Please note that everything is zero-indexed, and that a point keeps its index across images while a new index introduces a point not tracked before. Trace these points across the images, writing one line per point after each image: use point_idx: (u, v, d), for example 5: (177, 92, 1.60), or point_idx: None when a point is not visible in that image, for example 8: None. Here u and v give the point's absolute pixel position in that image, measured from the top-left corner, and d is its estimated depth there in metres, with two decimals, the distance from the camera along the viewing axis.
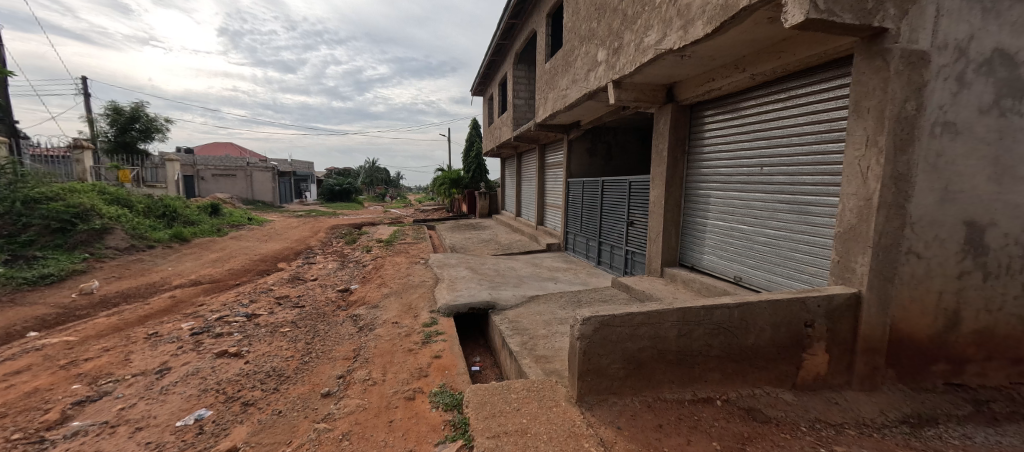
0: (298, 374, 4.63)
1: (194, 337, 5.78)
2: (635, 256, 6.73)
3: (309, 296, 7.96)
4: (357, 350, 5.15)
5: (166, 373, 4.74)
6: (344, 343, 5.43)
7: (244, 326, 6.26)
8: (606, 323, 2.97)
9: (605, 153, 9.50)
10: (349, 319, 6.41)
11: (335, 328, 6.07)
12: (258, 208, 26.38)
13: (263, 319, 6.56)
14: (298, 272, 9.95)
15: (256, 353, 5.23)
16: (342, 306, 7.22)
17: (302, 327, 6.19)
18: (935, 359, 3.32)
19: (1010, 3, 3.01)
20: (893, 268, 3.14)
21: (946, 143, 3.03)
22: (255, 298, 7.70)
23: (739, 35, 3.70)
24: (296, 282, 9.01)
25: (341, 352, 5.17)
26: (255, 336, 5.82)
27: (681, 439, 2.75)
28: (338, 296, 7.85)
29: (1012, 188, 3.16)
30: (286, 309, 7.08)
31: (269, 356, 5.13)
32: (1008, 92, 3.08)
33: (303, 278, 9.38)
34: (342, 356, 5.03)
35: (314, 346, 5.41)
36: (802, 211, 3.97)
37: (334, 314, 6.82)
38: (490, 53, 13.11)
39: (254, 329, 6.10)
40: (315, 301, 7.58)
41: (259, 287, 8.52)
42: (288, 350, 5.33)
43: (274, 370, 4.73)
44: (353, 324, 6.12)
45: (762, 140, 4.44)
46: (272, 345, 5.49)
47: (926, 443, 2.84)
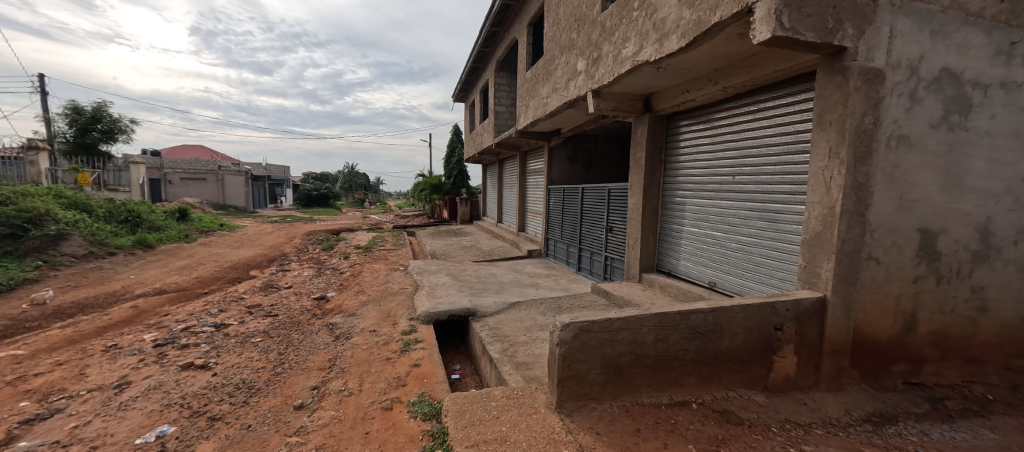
0: (269, 386, 4.51)
1: (158, 349, 5.57)
2: (614, 262, 6.84)
3: (282, 304, 7.78)
4: (333, 360, 5.06)
5: (126, 387, 4.55)
6: (319, 353, 5.33)
7: (213, 336, 6.07)
8: (585, 329, 3.02)
9: (586, 160, 9.65)
10: (325, 328, 6.29)
11: (310, 338, 5.94)
12: (231, 213, 25.63)
13: (233, 329, 6.38)
14: (271, 280, 9.72)
15: (225, 365, 5.08)
16: (318, 315, 7.08)
17: (275, 337, 6.03)
18: (894, 360, 3.51)
19: (956, 26, 3.25)
20: (855, 273, 3.30)
21: (901, 155, 3.23)
22: (225, 307, 7.48)
23: (711, 49, 3.84)
24: (269, 290, 8.79)
25: (316, 362, 5.07)
26: (224, 347, 5.64)
27: (658, 443, 2.81)
28: (314, 304, 7.71)
29: (960, 197, 3.38)
30: (258, 318, 6.90)
31: (239, 368, 4.99)
32: (956, 109, 3.31)
33: (276, 286, 9.16)
34: (317, 366, 4.94)
35: (287, 356, 5.29)
36: (772, 218, 4.12)
37: (309, 323, 6.68)
38: (471, 60, 13.21)
39: (223, 340, 5.92)
40: (289, 310, 7.41)
41: (229, 295, 8.27)
42: (259, 361, 5.20)
43: (243, 382, 4.60)
44: (329, 334, 6.01)
45: (733, 150, 4.61)
46: (242, 356, 5.34)
47: (888, 440, 2.97)
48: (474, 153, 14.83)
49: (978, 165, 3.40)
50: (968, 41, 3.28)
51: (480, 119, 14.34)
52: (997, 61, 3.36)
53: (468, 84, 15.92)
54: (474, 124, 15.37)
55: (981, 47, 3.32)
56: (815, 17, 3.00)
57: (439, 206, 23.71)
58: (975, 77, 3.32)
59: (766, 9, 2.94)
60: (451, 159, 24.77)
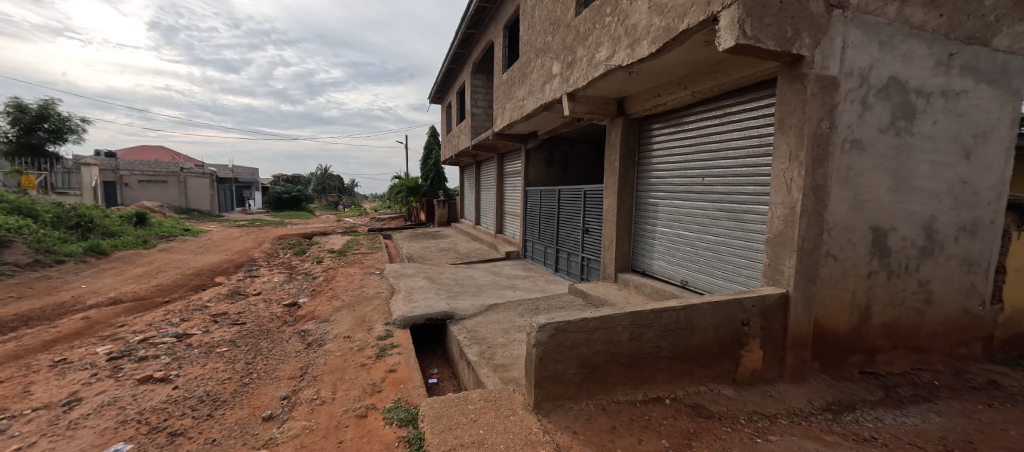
0: (236, 398, 4.38)
1: (113, 362, 5.31)
2: (591, 263, 6.97)
3: (251, 311, 7.55)
4: (304, 368, 4.96)
5: (76, 405, 4.33)
6: (290, 362, 5.21)
7: (174, 347, 5.84)
8: (561, 329, 3.08)
9: (562, 162, 9.78)
10: (296, 335, 6.14)
11: (281, 346, 5.80)
12: (195, 218, 24.62)
13: (197, 339, 6.15)
14: (238, 286, 9.40)
15: (187, 377, 4.90)
16: (288, 322, 6.91)
17: (242, 346, 5.85)
18: (851, 351, 3.72)
19: (902, 38, 3.48)
20: (815, 269, 3.48)
21: (854, 158, 3.44)
22: (187, 316, 7.20)
23: (680, 55, 3.97)
24: (235, 298, 8.50)
25: (287, 371, 4.95)
26: (187, 358, 5.44)
27: (633, 439, 2.89)
28: (285, 311, 7.51)
29: (908, 197, 3.62)
30: (223, 327, 6.68)
31: (202, 380, 4.82)
32: (902, 115, 3.54)
33: (244, 293, 8.87)
34: (287, 376, 4.83)
35: (255, 366, 5.14)
36: (739, 218, 4.29)
37: (279, 331, 6.51)
38: (447, 62, 13.17)
39: (186, 351, 5.70)
40: (258, 318, 7.19)
41: (193, 304, 7.96)
42: (225, 372, 5.03)
43: (207, 395, 4.45)
44: (301, 341, 5.88)
45: (702, 153, 4.78)
46: (206, 368, 5.16)
47: (846, 427, 3.15)
48: (451, 155, 14.77)
49: (923, 167, 3.65)
50: (912, 52, 3.52)
51: (456, 121, 14.29)
52: (938, 71, 3.62)
53: (445, 85, 15.86)
54: (451, 126, 15.30)
55: (923, 57, 3.57)
56: (775, 26, 3.14)
57: (416, 208, 23.48)
58: (918, 86, 3.57)
59: (729, 18, 3.07)
60: (428, 161, 24.57)
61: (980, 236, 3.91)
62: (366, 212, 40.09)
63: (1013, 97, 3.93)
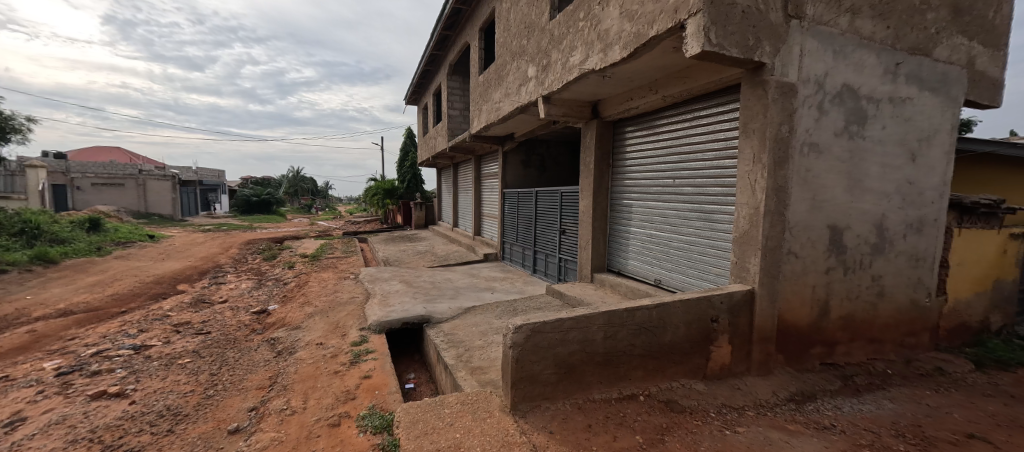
0: (199, 411, 4.23)
1: (61, 378, 5.04)
2: (568, 263, 7.06)
3: (216, 320, 7.30)
4: (274, 377, 4.84)
5: (19, 425, 4.08)
6: (258, 371, 5.07)
7: (131, 360, 5.58)
8: (537, 330, 3.12)
9: (539, 164, 9.89)
10: (265, 344, 5.98)
11: (249, 355, 5.63)
12: (156, 223, 23.52)
13: (156, 350, 5.90)
14: (203, 294, 9.05)
15: (145, 392, 4.69)
16: (257, 330, 6.72)
17: (206, 357, 5.65)
18: (813, 344, 3.91)
19: (853, 48, 3.70)
20: (777, 267, 3.64)
21: (812, 160, 3.63)
22: (146, 327, 6.89)
23: (651, 60, 4.09)
24: (200, 307, 8.18)
25: (255, 381, 4.82)
26: (145, 371, 5.21)
27: (608, 436, 2.95)
28: (253, 319, 7.29)
29: (861, 196, 3.85)
30: (185, 337, 6.43)
31: (162, 394, 4.63)
32: (855, 120, 3.77)
33: (209, 301, 8.54)
34: (255, 386, 4.69)
35: (220, 377, 4.98)
36: (708, 218, 4.44)
37: (246, 339, 6.31)
38: (423, 63, 13.08)
39: (145, 363, 5.46)
40: (224, 326, 6.95)
41: (152, 314, 7.62)
42: (188, 384, 4.85)
43: (167, 409, 4.28)
44: (270, 349, 5.73)
45: (673, 156, 4.93)
46: (166, 381, 4.96)
47: (808, 416, 3.33)
48: (427, 157, 14.63)
49: (874, 169, 3.89)
50: (863, 61, 3.75)
51: (433, 123, 14.20)
52: (886, 79, 3.86)
53: (421, 87, 15.76)
54: (428, 127, 15.19)
55: (873, 66, 3.80)
56: (738, 34, 3.28)
57: (392, 211, 23.18)
58: (869, 93, 3.80)
59: (696, 25, 3.17)
60: (404, 163, 24.33)
61: (926, 233, 4.20)
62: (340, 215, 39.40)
63: (953, 104, 4.23)
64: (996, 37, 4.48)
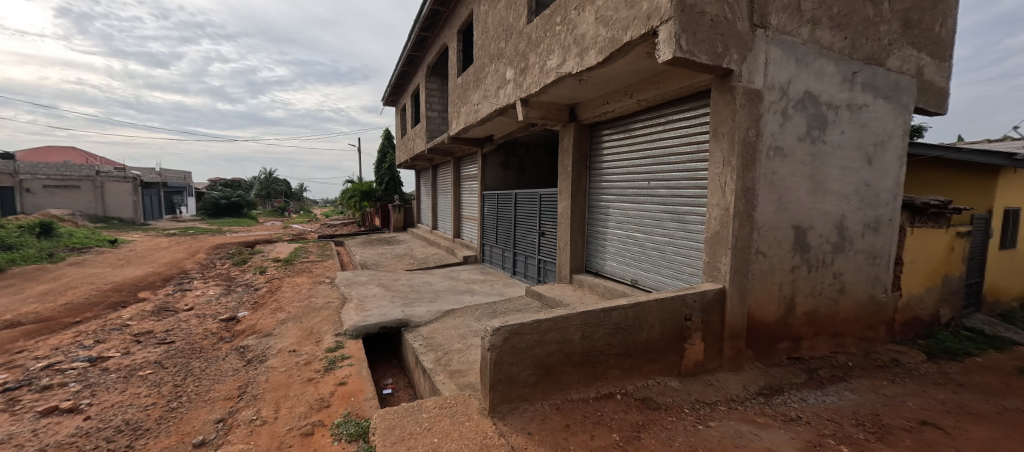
0: (161, 425, 4.07)
1: (8, 395, 4.76)
2: (547, 265, 7.12)
3: (180, 329, 7.03)
4: (243, 387, 4.70)
5: None
6: (226, 381, 4.91)
7: (86, 372, 5.32)
8: (515, 332, 3.15)
9: (519, 166, 9.93)
10: (234, 352, 5.80)
11: (216, 364, 5.45)
12: (115, 227, 22.42)
13: (114, 362, 5.64)
14: (166, 302, 8.69)
15: (101, 406, 4.48)
16: (225, 338, 6.51)
17: (170, 367, 5.45)
18: (780, 339, 4.08)
19: (813, 57, 3.89)
20: (746, 266, 3.79)
21: (777, 164, 3.80)
22: (103, 337, 6.57)
23: (626, 65, 4.19)
24: (162, 315, 7.85)
25: (222, 391, 4.67)
26: (102, 384, 4.98)
27: (585, 435, 3.00)
28: (221, 327, 7.06)
29: (822, 198, 4.05)
30: (147, 348, 6.17)
31: (121, 408, 4.44)
32: (817, 125, 3.96)
33: (173, 309, 8.21)
34: (223, 397, 4.55)
35: (185, 389, 4.80)
36: (681, 220, 4.57)
37: (214, 348, 6.11)
38: (401, 64, 12.97)
39: (101, 376, 5.21)
40: (189, 335, 6.71)
41: (109, 324, 7.27)
42: (149, 397, 4.66)
43: (126, 424, 4.10)
44: (239, 358, 5.57)
45: (647, 158, 5.05)
46: (125, 394, 4.75)
47: (776, 409, 3.47)
48: (406, 158, 14.49)
49: (834, 172, 4.09)
50: (823, 70, 3.95)
51: (411, 124, 14.08)
52: (844, 86, 4.08)
53: (399, 88, 15.60)
54: (406, 129, 15.05)
55: (832, 74, 4.00)
56: (707, 42, 3.40)
57: (369, 213, 22.82)
58: (828, 100, 4.01)
59: (667, 32, 3.27)
60: (382, 164, 24.02)
61: (882, 232, 4.44)
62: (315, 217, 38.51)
63: (904, 111, 4.51)
64: (942, 49, 4.79)
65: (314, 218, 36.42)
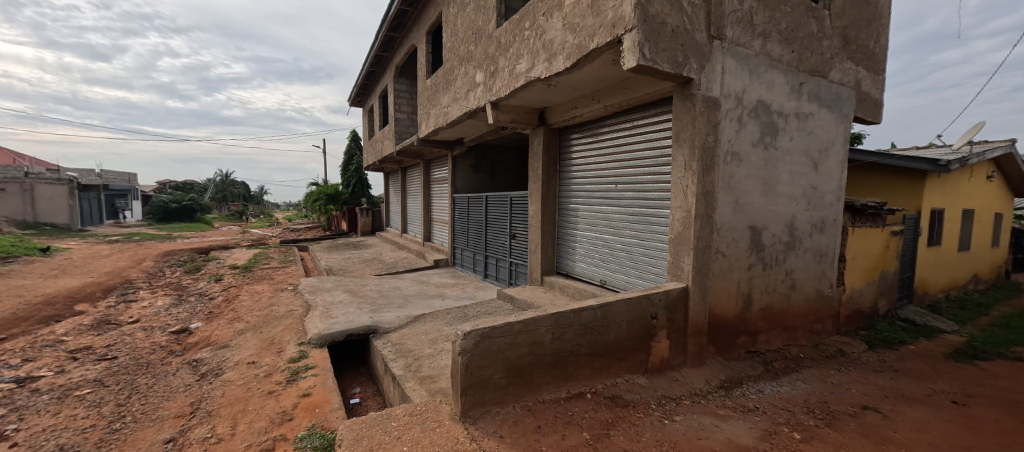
0: (101, 448, 3.80)
1: None
2: (518, 267, 7.18)
3: (124, 343, 6.60)
4: (195, 403, 4.46)
5: None
6: (177, 398, 4.65)
7: (13, 395, 4.90)
8: (486, 335, 3.18)
9: (489, 169, 9.98)
10: (186, 367, 5.50)
11: (165, 380, 5.15)
12: (48, 234, 20.71)
13: (46, 382, 5.22)
14: (108, 315, 8.12)
15: (31, 431, 4.13)
16: (176, 351, 6.16)
17: (112, 385, 5.10)
18: (739, 334, 4.29)
19: (765, 68, 4.16)
20: (707, 265, 3.98)
21: (734, 168, 4.03)
22: (34, 355, 6.07)
23: (593, 71, 4.33)
24: (103, 329, 7.33)
25: (172, 409, 4.41)
26: (32, 407, 4.59)
27: (556, 435, 3.05)
28: (170, 340, 6.67)
29: (774, 200, 4.31)
30: (85, 365, 5.75)
31: (54, 432, 4.10)
32: (769, 132, 4.23)
33: (115, 323, 7.68)
34: (173, 414, 4.30)
35: (129, 408, 4.50)
36: (647, 221, 4.74)
37: (163, 363, 5.77)
38: (368, 64, 12.77)
39: (31, 398, 4.81)
40: (134, 350, 6.30)
41: (41, 340, 6.72)
42: (88, 419, 4.33)
43: (60, 449, 3.80)
44: (191, 373, 5.28)
45: (614, 162, 5.21)
46: (60, 416, 4.40)
47: (735, 401, 3.65)
48: (374, 160, 14.25)
49: (785, 176, 4.38)
50: (773, 80, 4.23)
51: (379, 125, 13.86)
52: (792, 96, 4.38)
53: (366, 88, 15.34)
54: (374, 130, 14.80)
55: (782, 84, 4.29)
56: (669, 51, 3.57)
57: (336, 217, 22.21)
58: (779, 108, 4.29)
59: (631, 41, 3.41)
60: (349, 166, 23.49)
61: (828, 232, 4.78)
62: (276, 222, 37.05)
63: (845, 120, 4.88)
64: (877, 64, 5.23)
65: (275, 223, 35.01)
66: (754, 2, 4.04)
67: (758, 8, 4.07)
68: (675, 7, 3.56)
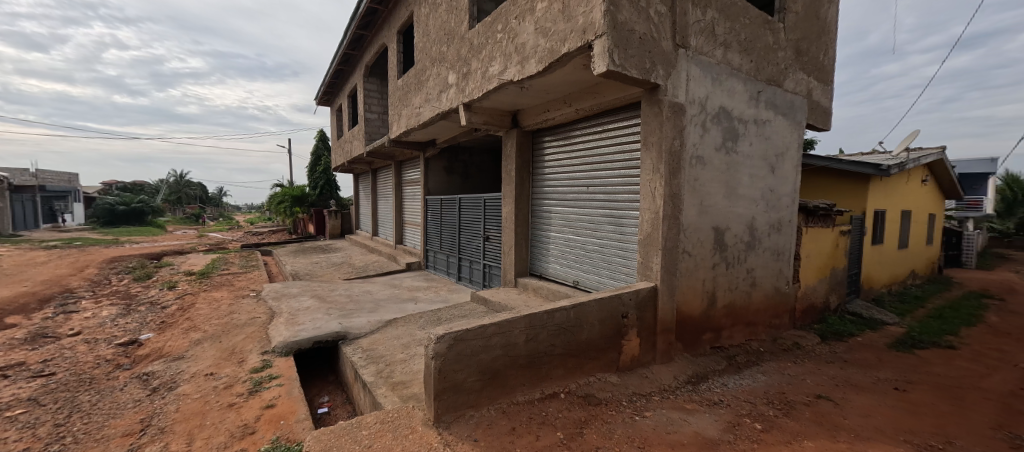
0: None
1: None
2: (492, 269, 7.20)
3: (64, 357, 6.14)
4: (146, 420, 4.19)
5: None
6: (125, 415, 4.36)
7: None
8: (459, 338, 3.17)
9: (462, 171, 9.96)
10: (135, 381, 5.17)
11: (111, 397, 4.82)
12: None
13: None
14: (45, 328, 7.52)
15: None
16: (124, 365, 5.78)
17: (50, 404, 4.73)
18: (705, 331, 4.47)
19: (726, 76, 4.39)
20: (674, 264, 4.13)
21: (698, 172, 4.21)
22: None
23: (565, 75, 4.42)
24: (39, 343, 6.79)
25: (120, 427, 4.13)
26: None
27: (531, 436, 3.07)
28: (117, 353, 6.26)
29: (735, 202, 4.54)
30: (18, 383, 5.30)
31: None
32: (730, 137, 4.45)
33: (53, 336, 7.13)
34: (120, 433, 4.03)
35: (69, 428, 4.18)
36: (618, 223, 4.87)
37: (108, 378, 5.40)
38: (336, 63, 12.50)
39: None
40: (76, 364, 5.87)
41: None
42: (21, 441, 3.99)
43: None
44: (142, 387, 4.97)
45: (586, 165, 5.33)
46: None
47: (701, 395, 3.80)
48: (342, 162, 13.93)
49: (745, 179, 4.61)
50: (734, 88, 4.46)
51: (348, 126, 13.58)
52: (751, 103, 4.63)
53: (334, 87, 15.00)
54: (343, 131, 14.48)
55: (742, 92, 4.53)
56: (637, 58, 3.70)
57: (302, 220, 21.50)
58: (739, 115, 4.52)
59: (602, 46, 3.52)
60: (317, 167, 22.85)
61: (784, 232, 5.06)
62: (237, 225, 35.43)
63: (798, 127, 5.20)
64: (826, 74, 5.61)
65: (235, 226, 33.48)
66: (716, 14, 4.26)
67: (719, 19, 4.29)
68: (642, 15, 3.71)
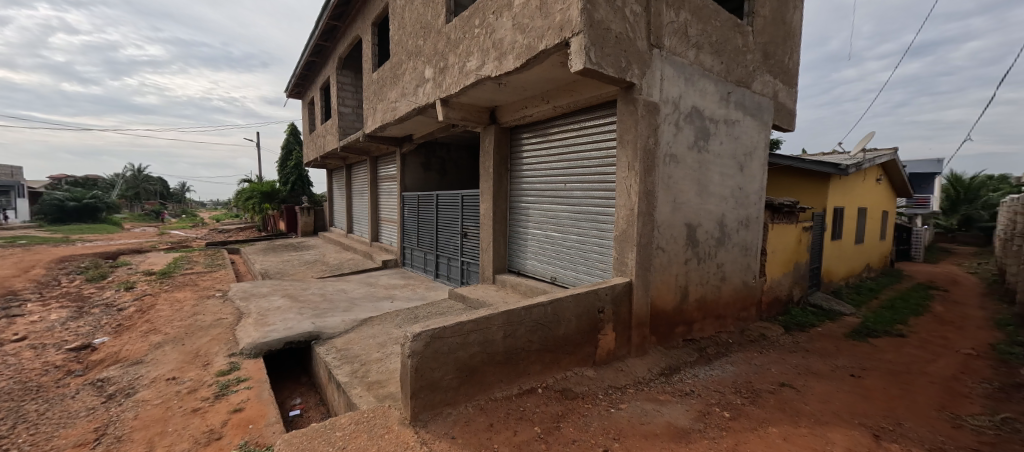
0: None
1: None
2: (470, 266, 7.18)
3: (8, 364, 5.74)
4: (101, 429, 3.98)
5: None
6: (77, 424, 4.12)
7: None
8: (436, 336, 3.16)
9: (439, 167, 9.87)
10: (88, 388, 4.89)
11: (61, 405, 4.54)
12: None
13: None
14: None
15: None
16: (76, 372, 5.46)
17: None
18: (678, 324, 4.61)
19: (698, 77, 4.52)
20: (649, 259, 4.23)
21: (671, 170, 4.33)
22: None
23: (542, 72, 4.45)
24: None
25: (71, 437, 3.90)
26: None
27: (508, 432, 3.10)
28: (68, 358, 5.90)
29: (706, 198, 4.69)
30: None
31: None
32: (702, 136, 4.59)
33: None
34: (72, 443, 3.80)
35: (13, 440, 3.91)
36: (594, 219, 4.95)
37: (58, 386, 5.09)
38: (308, 54, 12.13)
39: None
40: (21, 372, 5.50)
41: None
42: None
43: None
44: (96, 394, 4.71)
45: (563, 162, 5.38)
46: None
47: (673, 386, 3.93)
48: (315, 156, 13.54)
49: (715, 177, 4.77)
50: (705, 88, 4.60)
51: (321, 120, 13.21)
52: (722, 104, 4.78)
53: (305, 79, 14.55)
54: (315, 125, 14.08)
55: (713, 92, 4.68)
56: (613, 57, 3.77)
57: (272, 217, 20.79)
58: (710, 115, 4.67)
59: (579, 44, 3.55)
60: (288, 162, 22.16)
61: (752, 228, 5.27)
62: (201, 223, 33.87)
63: (765, 127, 5.41)
64: (791, 77, 5.85)
65: (200, 223, 32.00)
66: (689, 15, 4.37)
67: (692, 21, 4.41)
68: (618, 14, 3.77)
